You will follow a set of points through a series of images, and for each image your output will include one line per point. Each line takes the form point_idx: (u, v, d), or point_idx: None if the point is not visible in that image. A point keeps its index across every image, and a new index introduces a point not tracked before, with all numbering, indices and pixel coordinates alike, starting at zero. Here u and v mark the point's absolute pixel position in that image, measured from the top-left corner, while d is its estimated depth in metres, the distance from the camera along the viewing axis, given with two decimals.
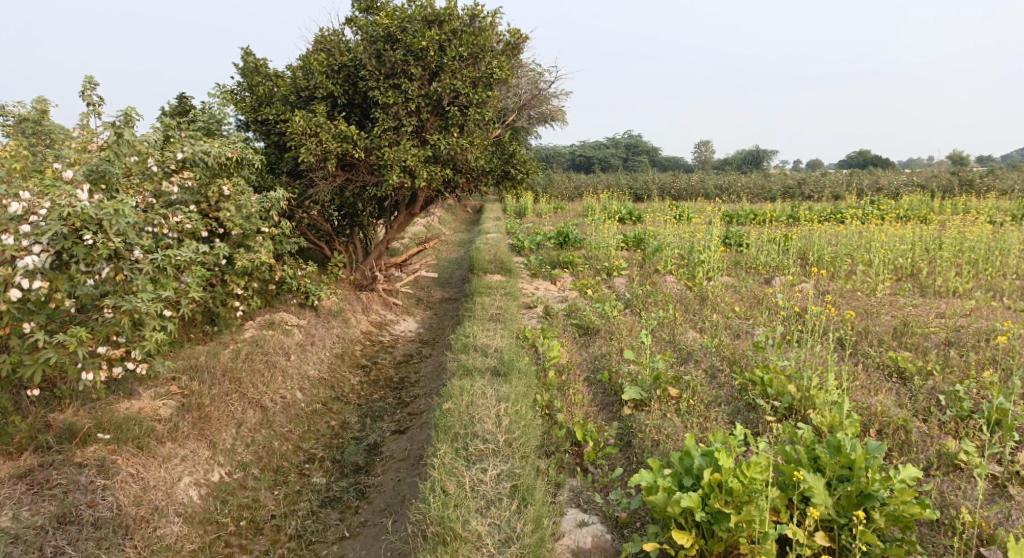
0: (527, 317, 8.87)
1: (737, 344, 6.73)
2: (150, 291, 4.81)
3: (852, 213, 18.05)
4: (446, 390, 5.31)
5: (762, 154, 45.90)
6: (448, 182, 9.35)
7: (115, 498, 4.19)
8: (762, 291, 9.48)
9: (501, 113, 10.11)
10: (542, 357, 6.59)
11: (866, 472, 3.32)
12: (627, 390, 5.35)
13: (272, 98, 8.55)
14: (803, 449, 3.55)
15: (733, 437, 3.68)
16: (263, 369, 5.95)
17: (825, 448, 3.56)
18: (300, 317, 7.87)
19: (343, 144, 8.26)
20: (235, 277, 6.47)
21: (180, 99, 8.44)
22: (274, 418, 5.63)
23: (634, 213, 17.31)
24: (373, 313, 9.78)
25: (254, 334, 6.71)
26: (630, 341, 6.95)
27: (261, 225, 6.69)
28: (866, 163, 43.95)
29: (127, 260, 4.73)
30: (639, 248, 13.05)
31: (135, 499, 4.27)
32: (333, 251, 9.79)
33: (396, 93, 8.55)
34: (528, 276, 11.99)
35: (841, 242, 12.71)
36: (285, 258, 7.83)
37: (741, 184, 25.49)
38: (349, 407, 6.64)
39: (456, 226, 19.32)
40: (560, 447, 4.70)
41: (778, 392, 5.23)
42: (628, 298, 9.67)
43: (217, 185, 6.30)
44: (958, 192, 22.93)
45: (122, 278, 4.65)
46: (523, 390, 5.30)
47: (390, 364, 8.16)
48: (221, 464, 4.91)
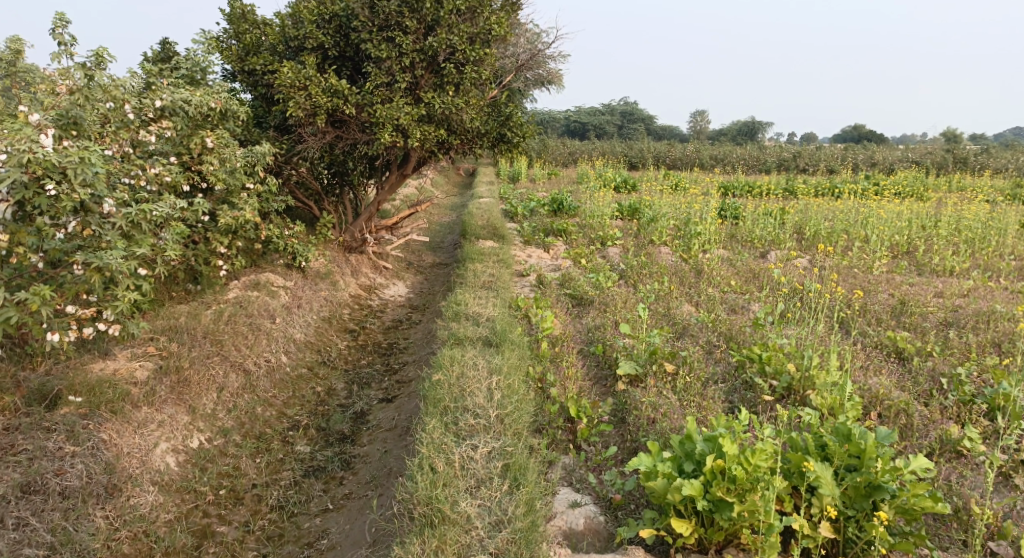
0: (520, 284, 8.69)
1: (733, 319, 6.59)
2: (121, 248, 4.57)
3: (847, 188, 17.89)
4: (436, 359, 5.13)
5: (758, 126, 45.49)
6: (442, 142, 9.06)
7: (85, 466, 3.99)
8: (758, 265, 9.33)
9: (499, 73, 9.79)
10: (534, 327, 6.43)
11: (875, 463, 3.24)
12: (622, 365, 5.20)
13: (260, 48, 8.20)
14: (811, 437, 3.47)
15: (738, 421, 3.56)
16: (247, 332, 5.74)
17: (834, 435, 3.45)
18: (287, 279, 7.64)
19: (333, 99, 7.95)
20: (218, 235, 6.22)
21: (164, 45, 8.07)
22: (257, 383, 5.45)
23: (629, 182, 17.08)
24: (363, 276, 9.57)
25: (238, 295, 6.48)
26: (625, 314, 6.79)
27: (246, 180, 6.42)
28: (861, 138, 43.64)
29: (96, 214, 4.52)
30: (634, 218, 12.85)
31: (107, 467, 4.08)
32: (322, 211, 9.52)
33: (389, 46, 8.20)
34: (521, 243, 11.77)
35: (837, 217, 12.56)
36: (271, 217, 7.57)
37: (737, 155, 25.23)
38: (335, 373, 6.47)
39: (448, 190, 19.01)
40: (553, 423, 4.56)
41: (776, 371, 5.10)
42: (622, 268, 9.50)
43: (200, 136, 6.01)
44: (953, 170, 22.80)
45: (89, 233, 4.43)
46: (515, 362, 5.14)
47: (378, 329, 7.97)
48: (200, 430, 4.73)
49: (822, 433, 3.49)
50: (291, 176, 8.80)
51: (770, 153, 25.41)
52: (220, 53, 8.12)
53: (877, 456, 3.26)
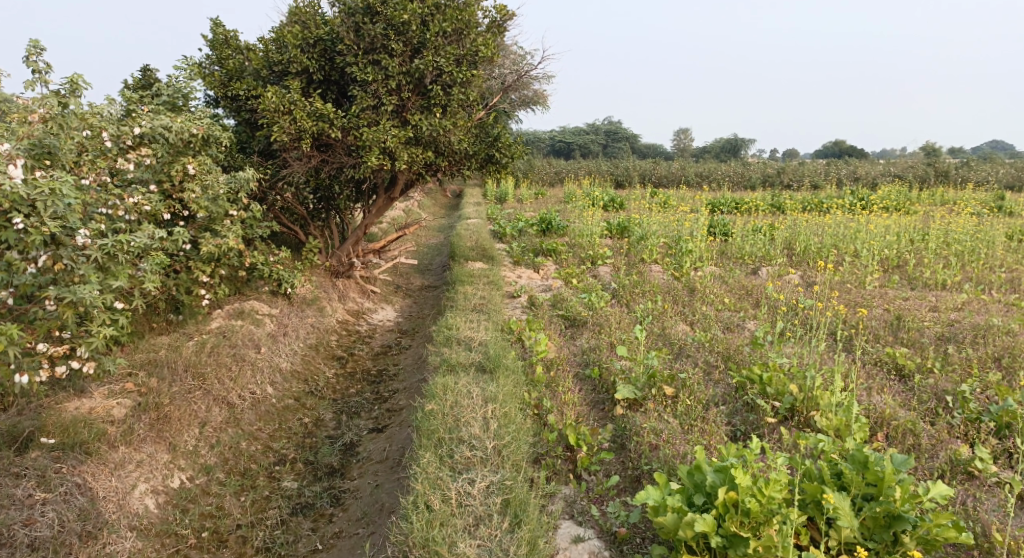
0: (511, 307, 8.54)
1: (730, 339, 6.47)
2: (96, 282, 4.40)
3: (833, 203, 17.94)
4: (428, 387, 4.96)
5: (741, 143, 45.88)
6: (430, 164, 8.95)
7: (57, 514, 3.79)
8: (750, 282, 9.24)
9: (486, 94, 9.72)
10: (528, 351, 6.28)
11: (894, 492, 3.26)
12: (620, 389, 5.03)
13: (243, 73, 8.09)
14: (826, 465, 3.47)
15: (749, 450, 3.58)
16: (231, 363, 5.55)
17: (849, 464, 3.46)
18: (272, 306, 7.46)
19: (319, 123, 7.82)
20: (201, 263, 6.04)
21: (145, 72, 7.93)
22: (242, 416, 5.25)
23: (617, 200, 17.04)
24: (350, 301, 9.39)
25: (222, 325, 6.29)
26: (620, 335, 6.65)
27: (229, 207, 6.21)
28: (843, 153, 44.12)
29: (68, 247, 4.36)
30: (623, 236, 12.77)
31: (80, 514, 3.88)
32: (308, 236, 9.35)
33: (375, 69, 8.10)
34: (510, 264, 11.63)
35: (827, 232, 12.53)
36: (256, 243, 7.40)
37: (722, 172, 25.33)
38: (323, 403, 6.27)
39: (434, 211, 18.88)
40: (551, 452, 4.39)
41: (779, 392, 4.97)
42: (614, 288, 9.38)
43: (181, 163, 5.85)
44: (935, 183, 22.98)
45: (60, 267, 4.26)
46: (510, 388, 4.98)
47: (367, 355, 7.79)
48: (181, 469, 4.53)
49: (837, 461, 3.50)
50: (276, 201, 8.64)
51: (755, 170, 25.53)
52: (202, 78, 7.99)
53: (896, 484, 3.27)
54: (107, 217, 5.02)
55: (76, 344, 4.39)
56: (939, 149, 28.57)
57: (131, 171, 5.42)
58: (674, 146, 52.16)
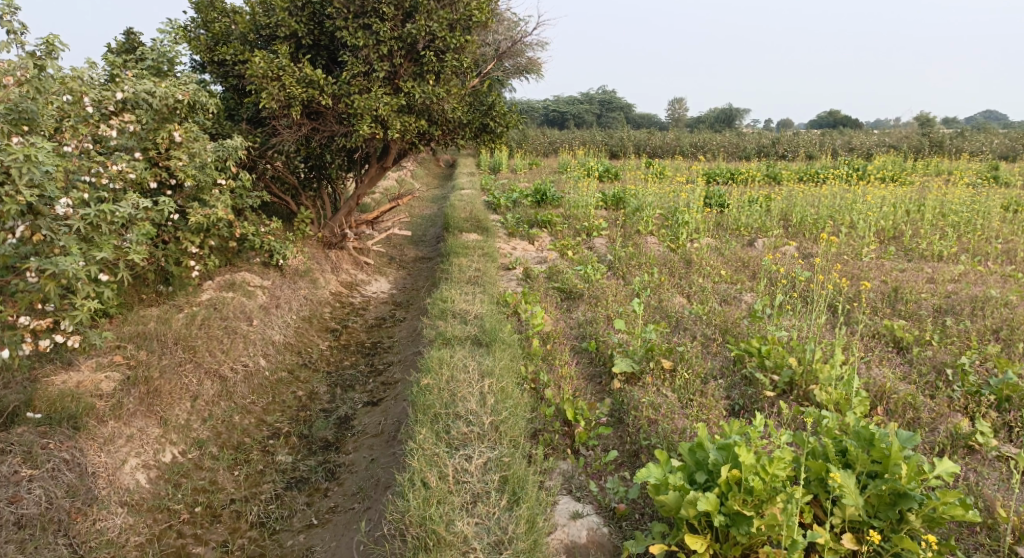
0: (506, 279, 8.45)
1: (727, 311, 6.42)
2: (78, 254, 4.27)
3: (829, 173, 17.83)
4: (424, 360, 4.89)
5: (736, 113, 45.56)
6: (423, 133, 8.78)
7: (45, 491, 3.71)
8: (746, 254, 9.18)
9: (480, 61, 9.52)
10: (524, 324, 6.22)
11: (900, 469, 3.26)
12: (618, 363, 4.99)
13: (230, 37, 7.86)
14: (831, 443, 3.47)
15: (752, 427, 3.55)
16: (222, 336, 5.45)
17: (855, 440, 3.46)
18: (264, 278, 7.34)
19: (309, 89, 7.64)
20: (190, 234, 5.91)
21: (128, 35, 7.69)
22: (234, 390, 5.17)
23: (611, 171, 16.89)
24: (343, 273, 9.28)
25: (213, 297, 6.18)
26: (616, 308, 6.59)
27: (217, 176, 6.06)
28: (838, 124, 43.88)
29: (47, 218, 4.28)
30: (618, 207, 12.65)
31: (69, 490, 3.80)
32: (300, 206, 9.21)
33: (366, 34, 7.89)
34: (505, 236, 11.51)
35: (823, 203, 12.45)
36: (247, 213, 7.26)
37: (717, 143, 25.14)
38: (317, 376, 6.20)
39: (427, 182, 18.69)
40: (548, 427, 4.35)
41: (778, 365, 4.92)
42: (610, 259, 9.29)
43: (167, 131, 5.69)
44: (929, 154, 22.88)
45: (39, 238, 4.16)
46: (507, 362, 4.93)
47: (361, 327, 7.70)
48: (173, 443, 4.46)
49: (842, 438, 3.49)
50: (266, 170, 8.48)
51: (750, 140, 25.35)
52: (187, 42, 7.78)
53: (903, 461, 3.27)
54: (90, 185, 4.91)
55: (59, 318, 4.27)
56: (934, 119, 28.43)
57: (114, 138, 5.26)
58: (668, 116, 51.77)
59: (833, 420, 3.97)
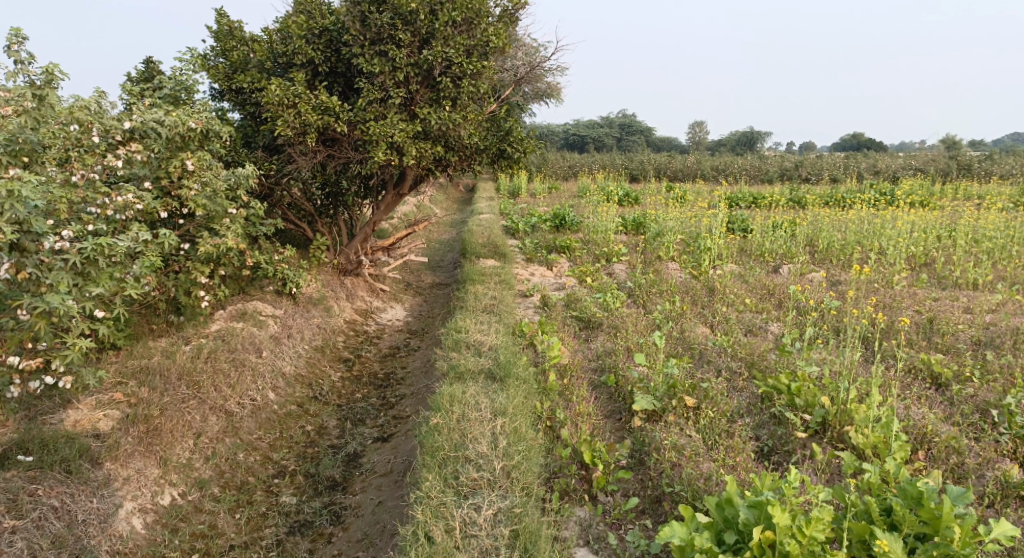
0: (524, 307, 8.26)
1: (753, 343, 6.15)
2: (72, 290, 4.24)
3: (855, 197, 17.46)
4: (435, 397, 4.69)
5: (757, 135, 45.27)
6: (440, 159, 8.67)
7: (28, 542, 3.57)
8: (772, 281, 8.89)
9: (498, 87, 9.43)
10: (541, 356, 6.00)
11: (952, 532, 3.09)
12: (638, 400, 4.75)
13: (247, 65, 7.83)
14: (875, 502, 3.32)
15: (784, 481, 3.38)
16: (229, 369, 5.30)
17: (901, 499, 3.31)
18: (276, 307, 7.21)
19: (324, 116, 7.57)
20: (200, 264, 5.81)
21: (147, 64, 7.69)
22: (240, 425, 5.01)
23: (632, 194, 16.69)
24: (358, 300, 9.15)
25: (222, 328, 6.05)
26: (637, 339, 6.35)
27: (229, 205, 5.96)
28: (861, 146, 43.38)
29: (33, 256, 4.11)
30: (639, 233, 12.43)
31: (55, 541, 3.66)
32: (316, 233, 9.12)
33: (382, 60, 7.82)
34: (523, 262, 11.33)
35: (850, 228, 12.12)
36: (260, 242, 7.16)
37: (738, 166, 24.88)
38: (328, 409, 6.01)
39: (446, 206, 18.62)
40: (565, 470, 4.11)
41: (808, 404, 4.65)
42: (630, 286, 9.06)
43: (179, 159, 5.62)
44: (957, 176, 22.39)
45: (23, 276, 4.02)
46: (521, 399, 4.72)
47: (375, 357, 7.53)
48: (172, 485, 4.31)
49: (887, 497, 3.36)
50: (282, 197, 8.41)
51: (772, 163, 25.04)
52: (206, 71, 7.76)
53: (955, 523, 3.11)
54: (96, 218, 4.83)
55: (50, 357, 4.18)
56: (961, 140, 27.88)
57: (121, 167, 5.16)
58: (689, 139, 51.59)
59: (871, 472, 3.69)
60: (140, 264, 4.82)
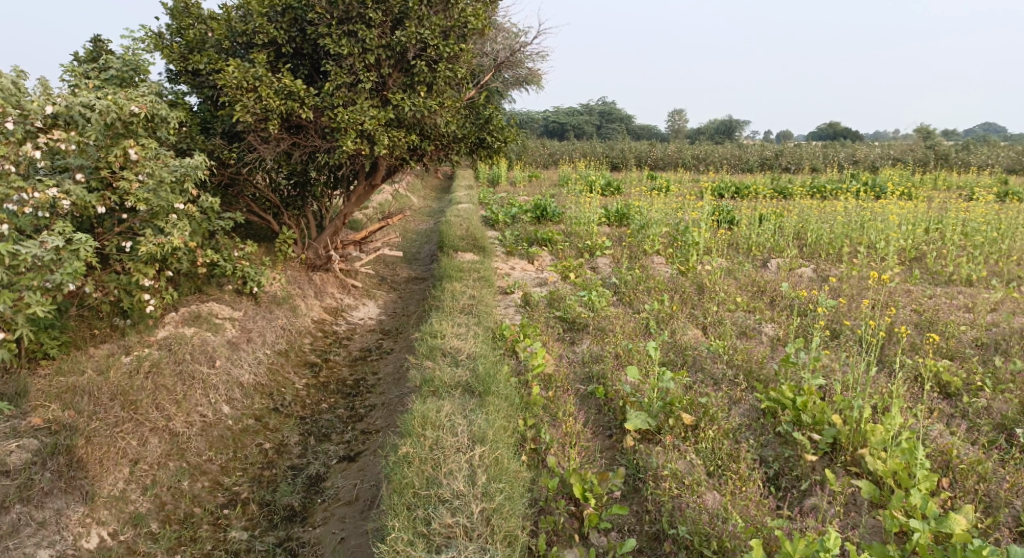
0: (504, 305, 7.77)
1: (750, 350, 5.74)
2: None
3: (839, 187, 17.14)
4: (407, 416, 4.23)
5: (737, 124, 45.00)
6: (414, 148, 8.10)
7: None
8: (761, 277, 8.48)
9: (476, 71, 8.87)
10: (524, 365, 5.54)
11: None
12: (631, 419, 4.32)
13: (205, 44, 7.21)
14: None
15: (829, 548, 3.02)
16: (175, 384, 4.79)
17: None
18: (236, 308, 6.65)
19: (288, 101, 7.00)
20: (143, 266, 5.25)
21: (95, 43, 7.04)
22: (187, 447, 4.53)
23: (613, 184, 16.21)
24: (328, 298, 8.60)
25: (171, 334, 5.52)
26: (626, 345, 5.90)
27: (176, 199, 5.36)
28: (839, 135, 43.31)
29: None
30: (622, 224, 11.98)
31: None
32: (282, 225, 8.54)
33: (351, 41, 7.25)
34: (503, 255, 10.81)
35: (838, 219, 11.78)
36: (217, 238, 6.60)
37: (719, 155, 24.54)
38: (290, 421, 5.49)
39: (423, 195, 18.02)
40: (552, 505, 3.70)
41: (817, 423, 4.24)
42: (615, 283, 8.61)
43: (120, 147, 5.09)
44: (935, 166, 22.24)
45: None
46: (502, 422, 4.27)
47: (344, 361, 6.97)
48: (101, 524, 3.87)
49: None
50: (244, 188, 7.84)
51: (753, 152, 24.69)
52: (160, 50, 7.15)
53: None
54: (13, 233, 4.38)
55: None
56: (939, 131, 27.76)
57: (42, 160, 4.69)
58: (669, 127, 51.23)
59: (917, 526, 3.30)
60: (61, 271, 4.40)
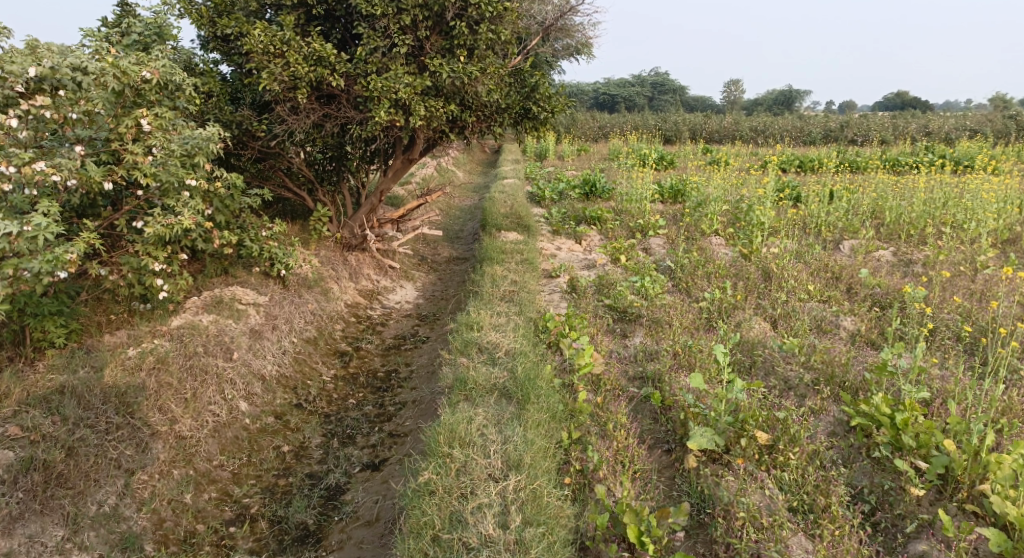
0: (549, 291, 7.14)
1: (831, 352, 5.00)
2: None
3: (911, 162, 15.84)
4: (435, 430, 3.75)
5: (796, 94, 42.89)
6: (454, 120, 7.49)
7: None
8: (834, 261, 7.62)
9: (522, 36, 8.16)
10: (570, 365, 4.93)
11: None
12: (695, 437, 3.71)
13: (234, 8, 6.68)
14: None
15: None
16: (182, 382, 4.38)
17: None
18: (261, 292, 6.17)
19: (317, 68, 6.46)
20: (153, 249, 4.82)
21: (122, 7, 6.55)
22: (194, 453, 4.15)
23: (667, 158, 15.29)
24: (364, 280, 8.10)
25: (186, 322, 5.09)
26: (686, 342, 5.21)
27: (185, 174, 4.91)
28: (904, 106, 40.90)
29: None
30: (677, 201, 11.15)
31: None
32: (317, 202, 8.07)
33: (385, 0, 6.63)
34: (549, 234, 10.15)
35: (917, 195, 10.69)
36: (243, 216, 6.15)
37: (778, 127, 23.20)
38: (313, 419, 5.00)
39: (468, 170, 17.42)
40: (601, 546, 3.24)
41: (922, 447, 3.60)
42: (669, 267, 7.87)
43: (132, 117, 4.72)
44: (1015, 137, 20.51)
45: None
46: (543, 443, 3.70)
47: (377, 350, 6.44)
48: (84, 548, 3.52)
49: None
50: (276, 163, 7.39)
51: (815, 124, 23.22)
52: (185, 14, 6.65)
53: None
54: None
55: None
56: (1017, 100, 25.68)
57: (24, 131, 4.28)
58: (724, 98, 49.26)
59: None
60: (39, 259, 3.99)
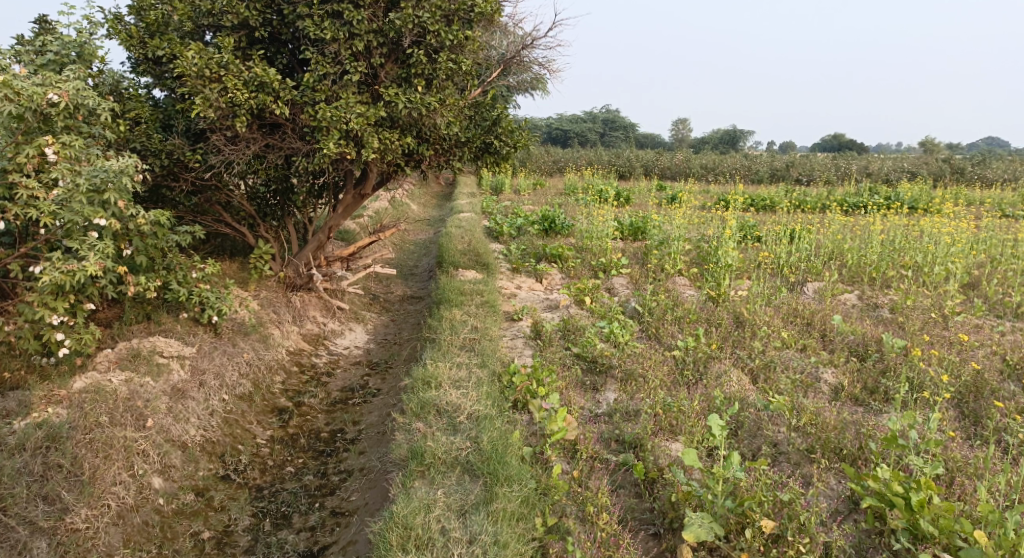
0: (511, 336, 6.61)
1: (822, 412, 4.59)
2: None
3: (859, 203, 15.95)
4: (390, 533, 3.35)
5: (740, 134, 43.92)
6: (410, 153, 6.96)
7: None
8: (803, 304, 7.30)
9: (483, 67, 7.74)
10: (540, 430, 4.39)
11: None
12: (691, 526, 3.32)
13: (168, 28, 6.06)
14: None
15: None
16: (74, 463, 3.80)
17: None
18: (187, 343, 5.43)
19: (259, 95, 5.87)
20: (50, 300, 4.14)
21: (41, 24, 5.87)
22: (90, 548, 3.62)
23: (622, 195, 15.02)
24: (309, 323, 7.41)
25: (92, 381, 4.39)
26: (666, 401, 4.70)
27: (93, 211, 4.26)
28: (843, 148, 42.26)
29: None
30: (637, 239, 10.80)
31: None
32: (259, 239, 7.40)
33: (336, 24, 6.12)
34: (508, 272, 9.62)
35: (874, 235, 10.56)
36: (170, 255, 5.46)
37: (728, 166, 23.37)
38: (241, 495, 4.35)
39: (422, 204, 16.86)
40: None
41: (942, 533, 3.31)
42: (635, 310, 7.35)
43: (34, 145, 4.17)
44: (950, 179, 21.08)
45: None
46: (520, 546, 3.28)
47: (320, 405, 5.72)
48: None
49: None
50: (213, 196, 6.73)
51: (763, 162, 23.44)
52: (113, 34, 6.02)
53: None
54: None
55: None
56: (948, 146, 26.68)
57: None
58: (672, 136, 50.06)
59: None
60: None
